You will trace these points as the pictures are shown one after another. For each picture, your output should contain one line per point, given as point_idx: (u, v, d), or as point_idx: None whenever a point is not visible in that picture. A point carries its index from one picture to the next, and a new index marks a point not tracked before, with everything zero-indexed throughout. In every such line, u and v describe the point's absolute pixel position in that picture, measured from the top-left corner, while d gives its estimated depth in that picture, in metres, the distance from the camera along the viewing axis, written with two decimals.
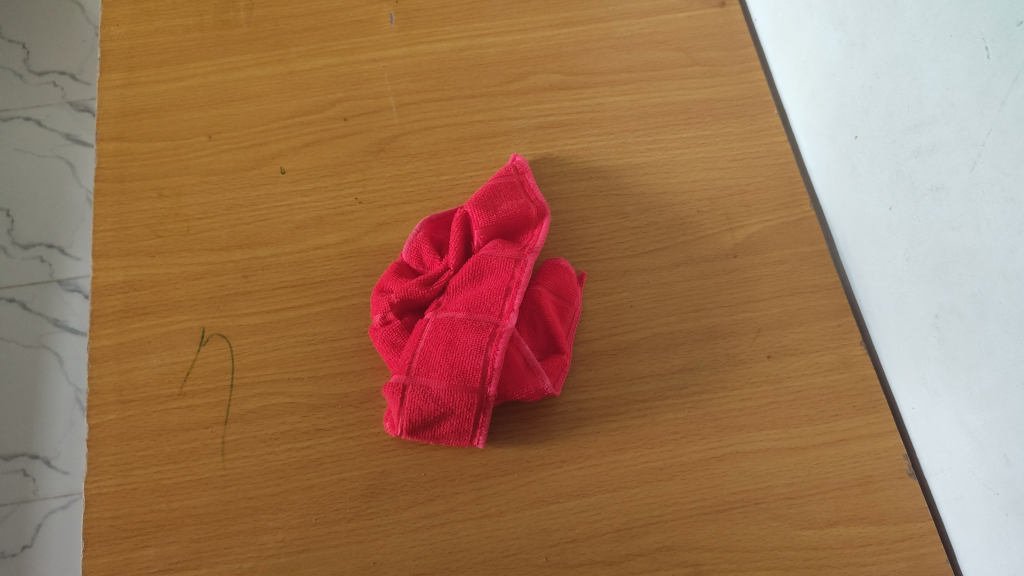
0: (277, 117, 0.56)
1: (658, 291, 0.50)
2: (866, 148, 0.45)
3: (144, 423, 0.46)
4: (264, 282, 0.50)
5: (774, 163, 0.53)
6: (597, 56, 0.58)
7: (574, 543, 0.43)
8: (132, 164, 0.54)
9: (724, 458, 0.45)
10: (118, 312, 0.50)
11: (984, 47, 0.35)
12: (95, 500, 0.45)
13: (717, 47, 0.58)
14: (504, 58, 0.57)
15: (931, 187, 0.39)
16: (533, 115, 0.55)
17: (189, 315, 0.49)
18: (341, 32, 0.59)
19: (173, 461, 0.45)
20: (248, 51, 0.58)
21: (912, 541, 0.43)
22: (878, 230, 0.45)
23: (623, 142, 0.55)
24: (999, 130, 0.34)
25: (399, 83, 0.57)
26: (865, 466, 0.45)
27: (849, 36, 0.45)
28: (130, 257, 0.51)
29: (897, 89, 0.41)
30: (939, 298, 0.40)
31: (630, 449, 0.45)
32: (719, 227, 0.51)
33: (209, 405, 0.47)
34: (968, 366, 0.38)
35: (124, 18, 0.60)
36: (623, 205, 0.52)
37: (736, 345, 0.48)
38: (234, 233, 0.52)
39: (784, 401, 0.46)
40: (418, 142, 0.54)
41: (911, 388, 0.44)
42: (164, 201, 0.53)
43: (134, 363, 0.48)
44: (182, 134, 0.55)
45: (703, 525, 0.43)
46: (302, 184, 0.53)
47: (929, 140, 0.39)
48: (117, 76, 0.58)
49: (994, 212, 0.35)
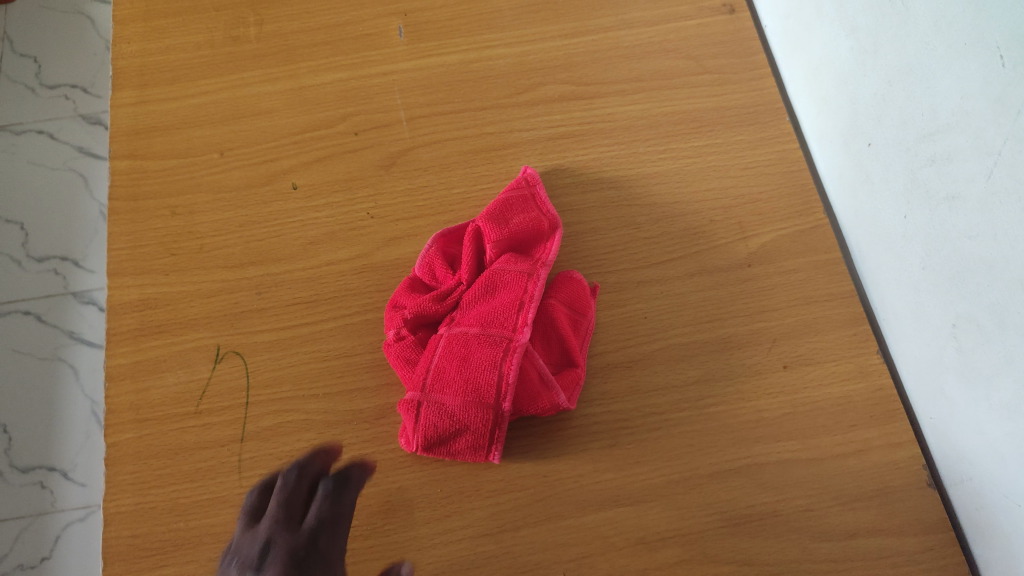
0: (287, 133, 0.56)
1: (671, 302, 0.49)
2: (880, 155, 0.45)
3: (162, 441, 0.47)
4: (278, 299, 0.50)
5: (787, 170, 0.53)
6: (606, 65, 0.57)
7: (592, 558, 0.43)
8: (145, 183, 0.55)
9: (742, 470, 0.45)
10: (134, 331, 0.50)
11: (998, 55, 0.35)
12: (114, 519, 0.45)
13: (726, 54, 0.58)
14: (513, 69, 0.57)
15: (947, 196, 0.39)
16: (543, 127, 0.55)
17: (204, 333, 0.49)
18: (351, 46, 0.59)
19: (190, 480, 0.46)
20: (259, 67, 0.58)
21: (932, 552, 0.43)
22: (893, 238, 0.45)
23: (634, 151, 0.54)
24: (1015, 139, 0.34)
25: (409, 96, 0.57)
26: (884, 477, 0.44)
27: (862, 43, 0.45)
28: (145, 276, 0.52)
29: (911, 96, 0.41)
30: (957, 307, 0.39)
31: (647, 462, 0.45)
32: (732, 236, 0.51)
33: (225, 423, 0.47)
34: (987, 377, 0.38)
35: (135, 36, 0.60)
36: (636, 215, 0.52)
37: (751, 356, 0.47)
38: (247, 250, 0.52)
39: (800, 412, 0.46)
40: (429, 156, 0.54)
41: (928, 398, 0.44)
42: (177, 219, 0.53)
43: (150, 382, 0.48)
44: (194, 151, 0.55)
45: (721, 538, 0.43)
46: (314, 200, 0.53)
47: (944, 149, 0.39)
48: (129, 94, 0.58)
49: (1011, 222, 0.35)
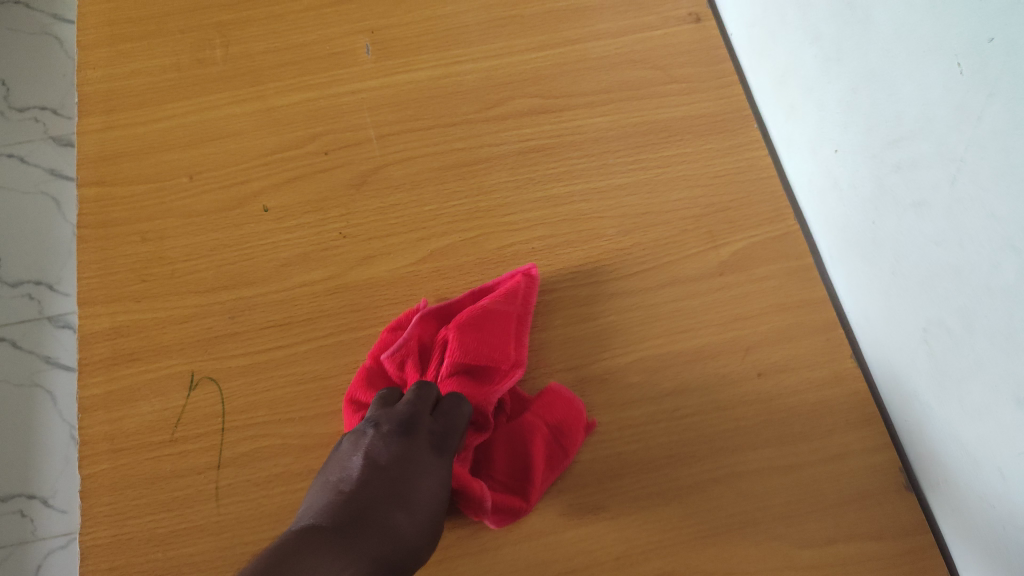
0: (257, 154, 0.55)
1: (645, 313, 0.49)
2: (847, 162, 0.45)
3: (137, 471, 0.46)
4: (251, 322, 0.50)
5: (756, 178, 0.53)
6: (575, 78, 0.58)
7: (574, 574, 0.43)
8: (114, 209, 0.54)
9: (721, 480, 0.45)
10: (106, 360, 0.49)
11: (956, 63, 0.35)
12: (90, 553, 0.44)
13: (694, 63, 0.58)
14: (482, 84, 0.57)
15: (913, 202, 0.39)
16: (514, 141, 0.55)
17: (177, 360, 0.49)
18: (318, 65, 0.58)
19: (167, 509, 0.45)
20: (227, 89, 0.58)
21: (912, 555, 0.43)
22: (862, 243, 0.45)
23: (605, 163, 0.54)
24: (976, 146, 0.34)
25: (378, 114, 0.56)
26: (861, 481, 0.45)
27: (825, 51, 0.45)
28: (116, 303, 0.51)
29: (875, 104, 0.41)
30: (927, 311, 0.40)
31: (626, 475, 0.45)
32: (704, 245, 0.51)
33: (201, 450, 0.46)
34: (958, 380, 0.38)
35: (100, 61, 0.60)
36: (607, 227, 0.52)
37: (727, 365, 0.48)
38: (220, 274, 0.51)
39: (777, 419, 0.46)
40: (400, 173, 0.54)
41: (902, 401, 0.44)
42: (147, 245, 0.53)
43: (124, 411, 0.48)
44: (163, 176, 0.55)
45: (703, 548, 0.43)
46: (285, 221, 0.53)
47: (909, 155, 0.39)
48: (96, 120, 0.57)
49: (975, 227, 0.35)
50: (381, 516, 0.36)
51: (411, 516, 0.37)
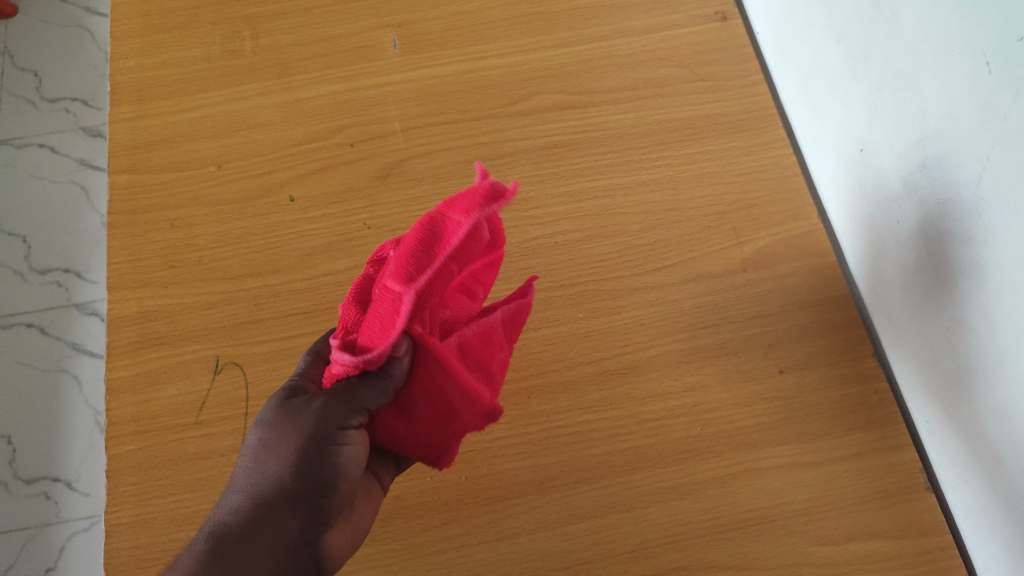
0: (284, 145, 0.56)
1: (666, 308, 0.50)
2: (872, 161, 0.45)
3: (162, 453, 0.47)
4: (276, 310, 0.50)
5: (780, 176, 0.53)
6: (600, 74, 0.58)
7: (588, 565, 0.44)
8: (143, 196, 0.55)
9: (738, 475, 0.45)
10: (134, 343, 0.50)
11: (984, 61, 0.34)
12: (115, 530, 0.46)
13: (719, 61, 0.58)
14: (507, 79, 0.58)
15: (938, 200, 0.39)
16: (538, 136, 0.56)
17: (203, 345, 0.50)
18: (346, 58, 0.59)
19: (190, 490, 0.46)
20: (256, 80, 0.59)
21: (930, 555, 0.43)
22: (886, 241, 0.45)
23: (628, 159, 0.55)
24: (1003, 145, 0.34)
25: (404, 107, 0.57)
26: (881, 480, 0.45)
27: (852, 50, 0.45)
28: (144, 289, 0.52)
29: (901, 102, 0.41)
30: (950, 310, 0.40)
31: (644, 469, 0.45)
32: (726, 242, 0.51)
33: (225, 434, 0.47)
34: (981, 380, 0.38)
35: (132, 51, 0.61)
36: (629, 222, 0.52)
37: (747, 362, 0.48)
38: (246, 262, 0.52)
39: (796, 417, 0.46)
40: (424, 166, 0.55)
41: (923, 401, 0.44)
42: (176, 232, 0.54)
43: (150, 394, 0.49)
44: (191, 165, 0.56)
45: (719, 543, 0.44)
46: (311, 212, 0.54)
47: (934, 154, 0.39)
48: (127, 109, 0.58)
49: (1001, 226, 0.35)
50: (238, 530, 0.34)
51: (301, 522, 0.35)
